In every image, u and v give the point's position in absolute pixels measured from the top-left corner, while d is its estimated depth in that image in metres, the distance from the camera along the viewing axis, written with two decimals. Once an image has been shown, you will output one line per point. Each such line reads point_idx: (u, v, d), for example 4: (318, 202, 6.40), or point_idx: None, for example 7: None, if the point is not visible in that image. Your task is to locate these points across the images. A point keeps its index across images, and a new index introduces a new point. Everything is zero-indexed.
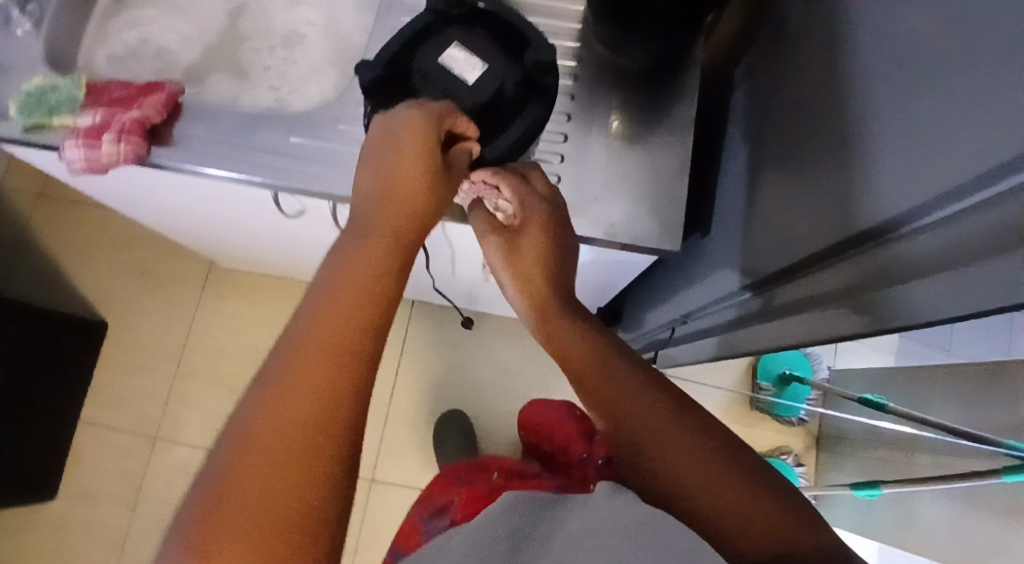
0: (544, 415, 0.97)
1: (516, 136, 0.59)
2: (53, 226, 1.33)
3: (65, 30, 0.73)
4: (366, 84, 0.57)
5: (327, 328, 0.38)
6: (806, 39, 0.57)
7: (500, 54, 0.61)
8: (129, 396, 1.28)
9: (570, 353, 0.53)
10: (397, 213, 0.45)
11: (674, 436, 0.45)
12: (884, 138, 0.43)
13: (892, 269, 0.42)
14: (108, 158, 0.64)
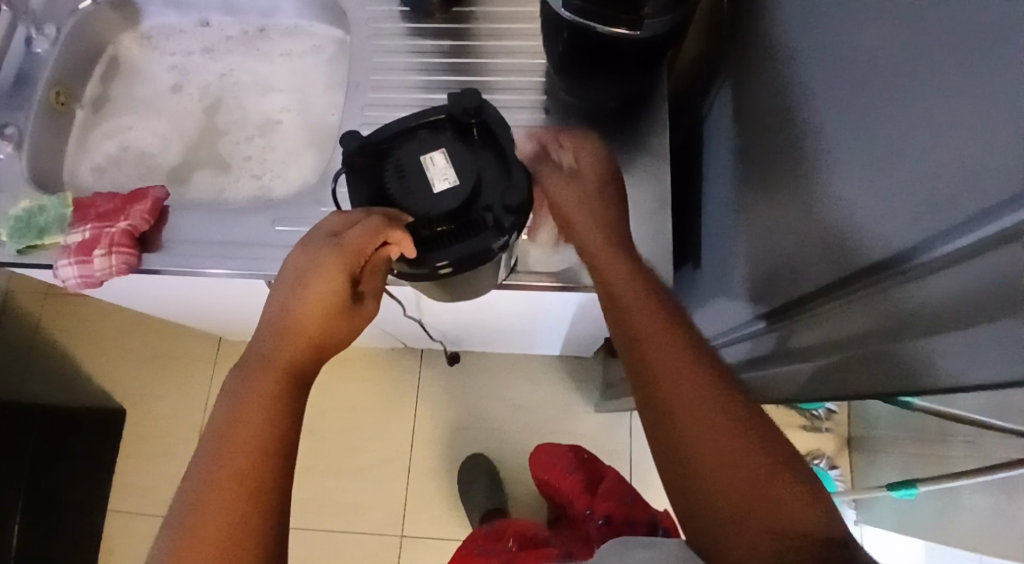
0: (553, 464, 0.91)
1: (456, 258, 0.51)
2: (61, 322, 1.34)
3: (46, 149, 0.75)
4: (346, 153, 0.50)
5: (229, 469, 0.40)
6: (768, 68, 0.58)
7: (489, 165, 0.52)
8: (150, 488, 1.28)
9: (619, 300, 0.51)
10: (293, 350, 0.46)
11: (698, 400, 0.43)
12: (886, 153, 0.41)
13: (910, 312, 0.40)
14: (101, 272, 0.65)
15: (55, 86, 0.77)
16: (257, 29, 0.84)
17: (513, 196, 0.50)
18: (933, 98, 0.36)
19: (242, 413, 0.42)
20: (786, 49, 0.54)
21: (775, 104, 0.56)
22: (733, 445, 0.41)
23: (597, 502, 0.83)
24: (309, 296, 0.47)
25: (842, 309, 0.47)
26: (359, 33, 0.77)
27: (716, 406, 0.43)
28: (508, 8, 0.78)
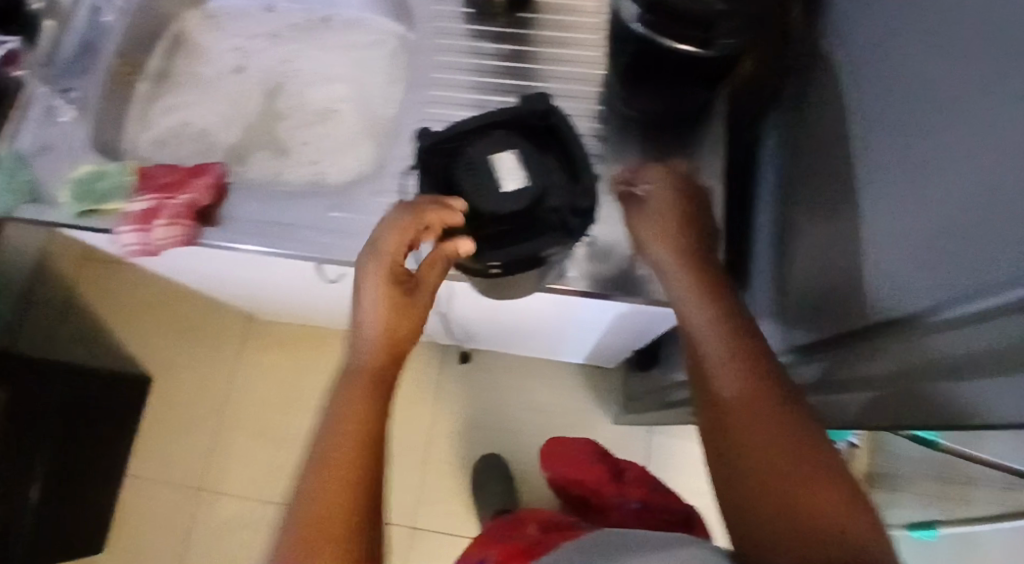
0: (573, 453, 0.93)
1: (515, 258, 0.52)
2: (94, 286, 1.37)
3: (107, 117, 0.78)
4: (420, 151, 0.53)
5: (346, 425, 0.47)
6: (832, 95, 0.58)
7: (556, 168, 0.54)
8: (172, 458, 1.30)
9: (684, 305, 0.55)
10: (375, 342, 0.51)
11: (748, 407, 0.48)
12: (919, 208, 0.43)
13: (935, 362, 0.43)
14: (162, 241, 0.67)
15: (120, 58, 0.79)
16: (319, 19, 0.85)
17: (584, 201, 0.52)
18: (969, 169, 0.38)
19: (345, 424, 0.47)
20: (851, 82, 0.54)
21: (836, 130, 0.56)
22: (773, 448, 0.46)
23: (628, 489, 0.85)
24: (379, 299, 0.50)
25: (867, 354, 0.50)
26: (422, 30, 0.78)
27: (764, 408, 0.48)
28: (568, 16, 0.79)
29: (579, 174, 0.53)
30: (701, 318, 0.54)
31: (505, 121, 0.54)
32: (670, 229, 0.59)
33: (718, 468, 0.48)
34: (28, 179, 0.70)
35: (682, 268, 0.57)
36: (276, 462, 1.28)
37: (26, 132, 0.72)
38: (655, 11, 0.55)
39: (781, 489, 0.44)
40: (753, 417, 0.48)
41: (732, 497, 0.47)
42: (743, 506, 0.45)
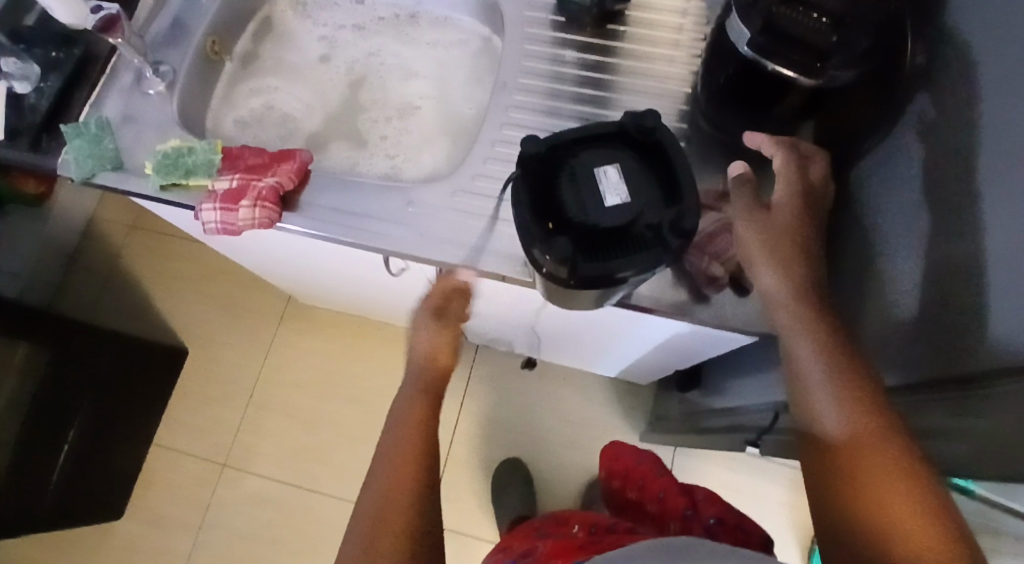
0: (639, 462, 1.05)
1: (610, 271, 0.52)
2: (142, 255, 1.41)
3: (194, 93, 0.79)
4: (524, 156, 0.55)
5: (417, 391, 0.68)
6: (927, 139, 0.58)
7: (658, 188, 0.55)
8: (201, 430, 1.31)
9: (795, 343, 0.56)
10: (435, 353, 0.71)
11: (862, 458, 0.51)
12: None
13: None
14: (244, 222, 0.68)
15: (212, 36, 0.81)
16: (407, 15, 0.86)
17: (686, 220, 0.53)
18: None
19: (402, 444, 0.63)
20: (949, 123, 0.55)
21: (922, 172, 0.57)
22: (888, 503, 0.49)
23: (703, 506, 0.90)
24: (429, 358, 0.71)
25: (961, 404, 0.48)
26: (511, 35, 0.79)
27: (877, 462, 0.50)
28: (657, 32, 0.78)
29: (680, 192, 0.54)
30: (811, 356, 0.55)
31: (608, 136, 0.57)
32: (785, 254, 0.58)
33: (831, 501, 0.52)
34: (112, 147, 0.72)
35: (790, 296, 0.57)
36: (301, 444, 1.29)
37: (114, 99, 0.75)
38: (767, 33, 0.56)
39: (902, 522, 0.48)
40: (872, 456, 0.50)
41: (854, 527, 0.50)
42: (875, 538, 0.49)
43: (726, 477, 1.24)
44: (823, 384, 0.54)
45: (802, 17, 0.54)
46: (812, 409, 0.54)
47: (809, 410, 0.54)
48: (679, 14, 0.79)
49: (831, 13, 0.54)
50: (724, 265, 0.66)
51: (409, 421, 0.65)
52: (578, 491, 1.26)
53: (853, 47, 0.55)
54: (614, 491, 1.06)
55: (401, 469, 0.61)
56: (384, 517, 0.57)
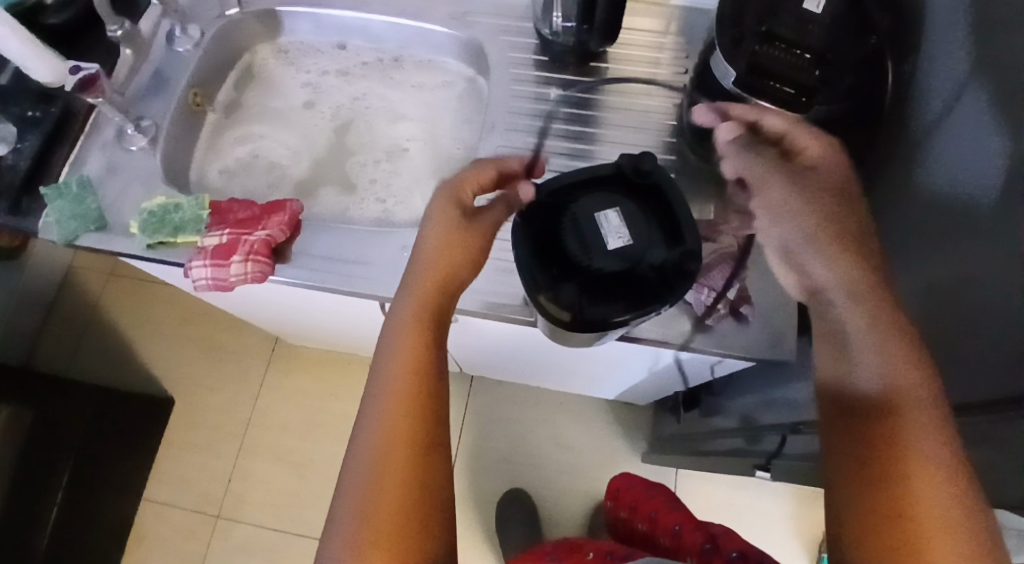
0: (649, 494, 1.08)
1: (627, 316, 0.53)
2: (123, 303, 1.38)
3: (177, 144, 0.78)
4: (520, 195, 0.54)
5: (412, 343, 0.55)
6: (906, 165, 0.58)
7: (658, 232, 0.55)
8: (188, 480, 1.28)
9: (895, 340, 0.49)
10: (438, 259, 0.58)
11: (935, 457, 0.45)
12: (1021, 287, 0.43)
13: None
14: (236, 277, 0.67)
15: (194, 87, 0.81)
16: (392, 58, 0.86)
17: (689, 264, 0.54)
18: None
19: (398, 401, 0.53)
20: (925, 150, 0.56)
21: (902, 198, 0.58)
22: (945, 502, 0.44)
23: (722, 541, 0.91)
24: (411, 318, 0.56)
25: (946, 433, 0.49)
26: (496, 75, 0.78)
27: (938, 480, 0.45)
28: (640, 66, 0.78)
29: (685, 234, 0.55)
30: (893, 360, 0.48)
31: (606, 180, 0.57)
32: (835, 216, 0.54)
33: (862, 480, 0.49)
34: (94, 207, 0.70)
35: (863, 284, 0.52)
36: (294, 490, 1.26)
37: (96, 155, 0.74)
38: (754, 72, 0.56)
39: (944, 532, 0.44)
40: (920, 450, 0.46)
41: (875, 495, 0.47)
42: (902, 526, 0.45)
43: (728, 496, 1.24)
44: (912, 402, 0.47)
45: (784, 54, 0.55)
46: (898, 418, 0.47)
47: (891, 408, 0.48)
48: (658, 48, 0.79)
49: (814, 50, 0.55)
50: (722, 295, 0.65)
51: (398, 411, 0.53)
52: (580, 518, 1.25)
53: (836, 84, 0.56)
54: (621, 522, 1.08)
55: (397, 464, 0.51)
56: (392, 470, 0.51)
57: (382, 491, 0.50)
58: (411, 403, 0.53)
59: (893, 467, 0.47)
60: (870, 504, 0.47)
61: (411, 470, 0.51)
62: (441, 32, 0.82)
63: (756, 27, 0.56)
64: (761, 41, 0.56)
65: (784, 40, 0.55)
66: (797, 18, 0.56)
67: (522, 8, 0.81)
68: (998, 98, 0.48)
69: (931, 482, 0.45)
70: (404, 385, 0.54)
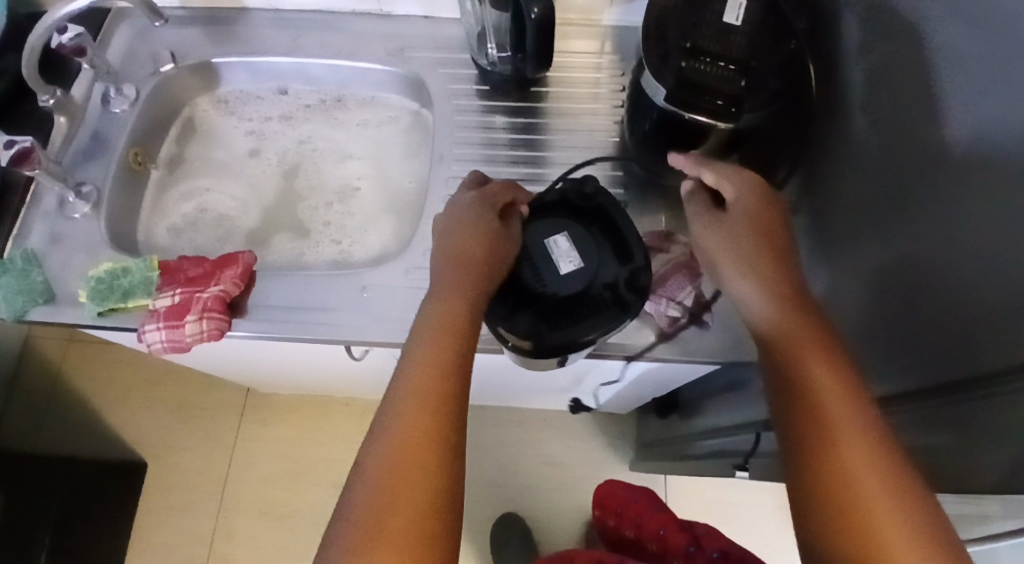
0: (632, 499, 1.06)
1: (587, 335, 0.55)
2: (85, 370, 1.35)
3: (120, 207, 0.77)
4: (470, 228, 0.55)
5: (437, 364, 0.50)
6: (850, 155, 0.60)
7: (603, 251, 0.58)
8: (171, 545, 1.23)
9: (807, 352, 0.49)
10: (464, 273, 0.53)
11: (868, 454, 0.44)
12: (971, 267, 0.44)
13: (972, 424, 0.42)
14: (192, 337, 0.66)
15: (134, 147, 0.79)
16: (334, 99, 0.86)
17: (644, 278, 0.56)
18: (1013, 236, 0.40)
19: (415, 427, 0.47)
20: (865, 138, 0.58)
21: (849, 190, 0.60)
22: (888, 499, 0.42)
23: (707, 542, 0.92)
24: (434, 334, 0.51)
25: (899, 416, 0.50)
26: (439, 107, 0.78)
27: (879, 478, 0.43)
28: (578, 86, 0.79)
29: (633, 250, 0.57)
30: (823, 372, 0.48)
31: (553, 210, 0.60)
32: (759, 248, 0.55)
33: (808, 482, 0.46)
34: (41, 279, 0.68)
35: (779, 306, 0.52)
36: (280, 542, 1.23)
37: (39, 227, 0.72)
38: (683, 87, 0.57)
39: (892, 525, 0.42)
40: (851, 443, 0.45)
41: (823, 495, 0.45)
42: (853, 528, 0.43)
43: (717, 497, 1.23)
44: (837, 406, 0.46)
45: (710, 67, 0.57)
46: (823, 420, 0.46)
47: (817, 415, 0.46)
48: (595, 68, 0.80)
49: (737, 60, 0.58)
50: (680, 305, 0.65)
51: (411, 435, 0.47)
52: (575, 536, 1.24)
53: (762, 89, 0.57)
54: (609, 530, 1.06)
55: (411, 495, 0.45)
56: (405, 506, 0.45)
57: (400, 495, 0.45)
58: (429, 433, 0.47)
59: (833, 469, 0.44)
60: (819, 505, 0.45)
61: (433, 477, 0.46)
62: (379, 70, 0.82)
63: (679, 41, 0.58)
64: (686, 55, 0.57)
65: (709, 54, 0.57)
66: (718, 31, 0.58)
67: (459, 40, 0.81)
68: (928, 89, 0.49)
69: (871, 475, 0.43)
70: (414, 414, 0.48)
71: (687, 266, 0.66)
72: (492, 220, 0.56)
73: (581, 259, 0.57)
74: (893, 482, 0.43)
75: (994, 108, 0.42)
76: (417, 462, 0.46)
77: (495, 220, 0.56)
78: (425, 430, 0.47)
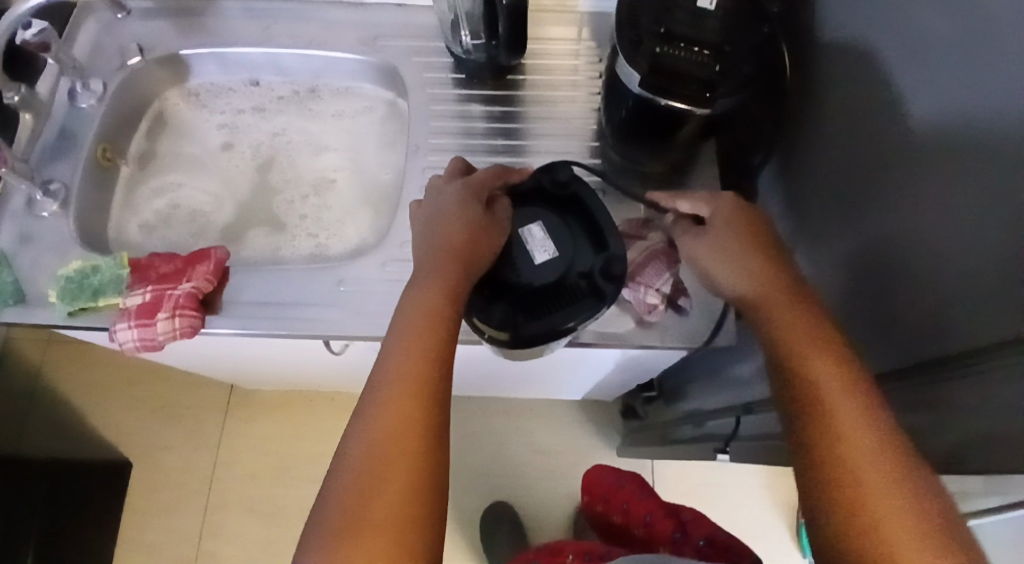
0: (619, 486, 1.06)
1: (558, 325, 0.55)
2: (66, 370, 1.33)
3: (90, 205, 0.75)
4: (440, 223, 0.54)
5: (419, 349, 0.49)
6: (823, 136, 0.60)
7: (579, 241, 0.58)
8: (158, 545, 1.22)
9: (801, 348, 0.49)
10: (447, 257, 0.52)
11: (862, 443, 0.45)
12: (944, 248, 0.44)
13: (953, 401, 0.43)
14: (164, 336, 0.64)
15: (102, 143, 0.77)
16: (307, 89, 0.84)
17: (618, 267, 0.55)
18: (979, 215, 0.40)
19: (396, 412, 0.47)
20: (838, 120, 0.57)
21: (824, 171, 0.60)
22: (881, 484, 0.43)
23: (693, 529, 0.93)
24: (415, 320, 0.50)
25: (883, 395, 0.50)
26: (415, 96, 0.77)
27: (872, 464, 0.44)
28: (555, 73, 0.78)
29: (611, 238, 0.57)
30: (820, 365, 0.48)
31: (527, 200, 0.59)
32: (752, 254, 0.55)
33: (804, 463, 0.47)
34: (9, 280, 0.66)
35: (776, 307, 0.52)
36: (269, 538, 1.22)
37: (7, 227, 0.70)
38: (655, 73, 0.56)
39: (884, 509, 0.43)
40: (851, 438, 0.45)
41: (819, 478, 0.46)
42: (844, 508, 0.44)
43: (705, 482, 1.24)
44: (831, 395, 0.47)
45: (683, 52, 0.56)
46: (822, 408, 0.47)
47: (812, 402, 0.47)
48: (573, 55, 0.79)
49: (710, 44, 0.57)
50: (659, 293, 0.64)
51: (393, 419, 0.46)
52: (564, 525, 1.24)
53: (735, 75, 0.57)
54: (597, 515, 1.06)
55: (391, 480, 0.45)
56: (385, 491, 0.44)
57: (379, 481, 0.45)
58: (411, 417, 0.47)
59: (829, 463, 0.45)
60: (814, 485, 0.46)
61: (414, 462, 0.46)
62: (352, 59, 0.80)
63: (653, 27, 0.57)
64: (660, 40, 0.57)
65: (682, 38, 0.57)
66: (690, 16, 0.58)
67: (434, 27, 0.80)
68: (897, 71, 0.49)
69: (863, 460, 0.44)
70: (396, 399, 0.47)
71: (666, 252, 0.65)
72: (479, 207, 0.55)
73: (560, 250, 0.57)
74: (886, 469, 0.44)
75: (957, 87, 0.42)
76: (401, 456, 0.45)
77: (479, 207, 0.55)
78: (409, 420, 0.46)
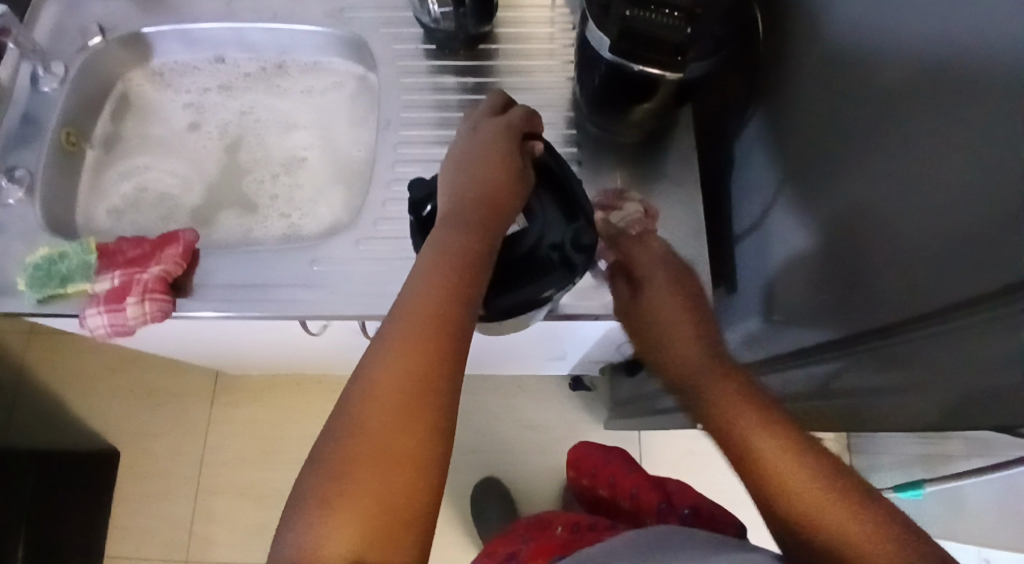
0: (607, 461, 1.06)
1: (525, 295, 0.54)
2: (49, 361, 1.32)
3: (56, 190, 0.74)
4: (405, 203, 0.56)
5: (430, 306, 0.46)
6: (797, 97, 0.59)
7: (551, 213, 0.58)
8: (150, 531, 1.22)
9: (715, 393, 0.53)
10: (469, 214, 0.52)
11: (789, 463, 0.46)
12: (917, 206, 0.43)
13: (925, 361, 0.42)
14: (134, 320, 0.63)
15: (66, 127, 0.76)
16: (274, 65, 0.82)
17: (585, 236, 0.55)
18: (949, 173, 0.40)
19: (404, 367, 0.43)
20: (811, 82, 0.56)
21: (798, 133, 0.59)
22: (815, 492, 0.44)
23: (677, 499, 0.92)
24: (429, 276, 0.48)
25: (857, 357, 0.50)
26: (384, 70, 0.75)
27: (802, 477, 0.45)
28: (528, 42, 0.76)
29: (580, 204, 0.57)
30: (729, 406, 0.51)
31: None
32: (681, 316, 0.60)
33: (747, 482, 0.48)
34: None
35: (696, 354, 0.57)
36: (260, 521, 1.22)
37: None
38: (627, 38, 0.55)
39: (826, 508, 0.42)
40: (778, 458, 0.46)
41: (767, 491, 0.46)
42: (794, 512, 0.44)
43: (692, 453, 1.24)
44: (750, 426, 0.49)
45: (655, 15, 0.54)
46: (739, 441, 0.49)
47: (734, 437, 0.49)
48: (547, 24, 0.77)
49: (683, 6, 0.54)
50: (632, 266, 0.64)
51: (400, 373, 0.43)
52: (554, 499, 1.24)
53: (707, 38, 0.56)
54: (585, 490, 1.07)
55: (391, 440, 0.41)
56: (382, 452, 0.41)
57: (377, 438, 0.41)
58: (418, 375, 0.43)
59: (765, 482, 0.46)
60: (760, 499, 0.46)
61: (417, 423, 0.42)
62: (318, 33, 0.78)
63: None
64: (631, 3, 0.54)
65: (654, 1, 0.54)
66: None
67: None
68: (867, 29, 0.48)
69: (793, 474, 0.45)
70: (404, 353, 0.44)
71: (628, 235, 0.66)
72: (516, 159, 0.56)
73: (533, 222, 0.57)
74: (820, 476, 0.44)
75: (926, 45, 0.42)
76: (401, 415, 0.42)
77: (517, 159, 0.56)
78: (415, 377, 0.43)
